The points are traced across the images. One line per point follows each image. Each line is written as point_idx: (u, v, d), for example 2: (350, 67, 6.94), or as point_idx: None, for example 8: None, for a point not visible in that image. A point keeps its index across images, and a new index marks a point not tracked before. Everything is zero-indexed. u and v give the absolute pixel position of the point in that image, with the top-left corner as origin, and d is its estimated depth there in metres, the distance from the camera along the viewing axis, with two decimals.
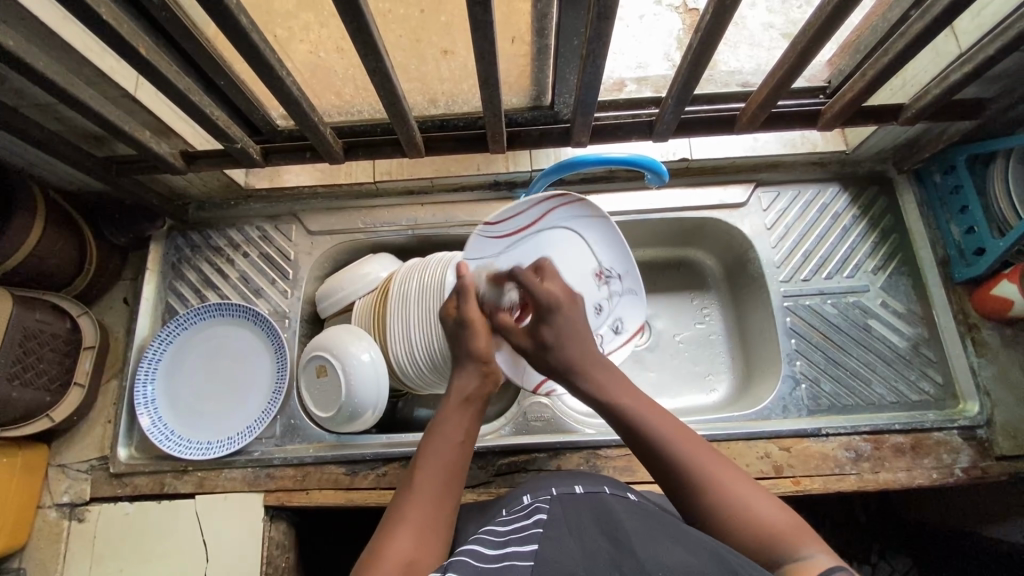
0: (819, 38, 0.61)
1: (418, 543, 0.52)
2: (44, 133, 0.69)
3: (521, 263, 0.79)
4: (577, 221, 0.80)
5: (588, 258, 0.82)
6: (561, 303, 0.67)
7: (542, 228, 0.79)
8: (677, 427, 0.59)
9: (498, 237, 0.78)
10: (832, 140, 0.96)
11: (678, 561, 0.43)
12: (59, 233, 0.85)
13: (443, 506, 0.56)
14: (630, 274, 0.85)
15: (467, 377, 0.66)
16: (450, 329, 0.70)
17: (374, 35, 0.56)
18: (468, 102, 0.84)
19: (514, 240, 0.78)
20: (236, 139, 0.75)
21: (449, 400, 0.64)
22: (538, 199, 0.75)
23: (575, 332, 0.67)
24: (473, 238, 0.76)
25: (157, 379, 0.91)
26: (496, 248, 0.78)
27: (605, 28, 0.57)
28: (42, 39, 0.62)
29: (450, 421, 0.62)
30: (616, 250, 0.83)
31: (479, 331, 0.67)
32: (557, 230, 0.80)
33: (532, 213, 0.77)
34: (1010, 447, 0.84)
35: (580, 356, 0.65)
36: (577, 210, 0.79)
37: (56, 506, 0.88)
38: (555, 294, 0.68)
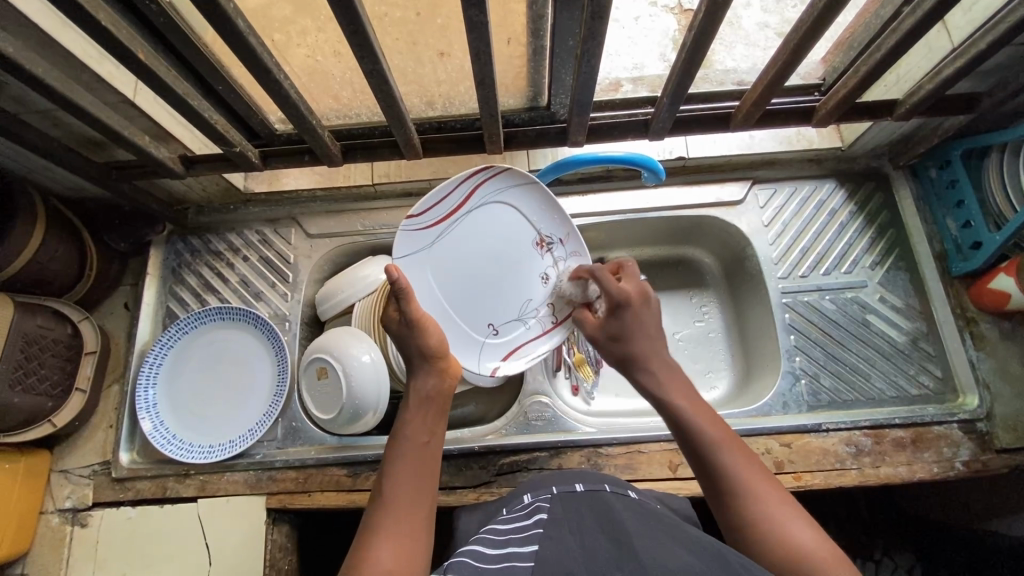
0: (810, 35, 0.62)
1: (402, 548, 0.52)
2: (44, 139, 0.69)
3: (456, 251, 0.78)
4: (510, 196, 0.80)
5: (523, 227, 0.81)
6: (630, 301, 0.70)
7: (471, 209, 0.79)
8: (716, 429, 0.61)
9: (425, 229, 0.77)
10: (827, 136, 0.97)
11: (679, 562, 0.44)
12: (59, 239, 0.86)
13: (420, 509, 0.57)
14: (572, 236, 0.82)
15: (424, 377, 0.67)
16: (395, 331, 0.68)
17: (371, 38, 0.57)
18: (465, 104, 0.85)
19: (442, 228, 0.78)
20: (235, 143, 0.76)
21: (409, 404, 0.65)
22: (458, 179, 0.76)
23: (641, 329, 0.70)
24: (400, 235, 0.76)
25: (159, 384, 0.92)
26: (427, 240, 0.77)
27: (599, 27, 0.58)
28: (42, 45, 0.62)
29: (413, 425, 0.63)
30: (551, 216, 0.81)
31: (430, 330, 0.68)
32: (488, 207, 0.79)
33: (455, 196, 0.77)
34: (1010, 439, 0.84)
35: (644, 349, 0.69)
36: (500, 182, 0.79)
37: (58, 511, 0.88)
38: (629, 292, 0.70)
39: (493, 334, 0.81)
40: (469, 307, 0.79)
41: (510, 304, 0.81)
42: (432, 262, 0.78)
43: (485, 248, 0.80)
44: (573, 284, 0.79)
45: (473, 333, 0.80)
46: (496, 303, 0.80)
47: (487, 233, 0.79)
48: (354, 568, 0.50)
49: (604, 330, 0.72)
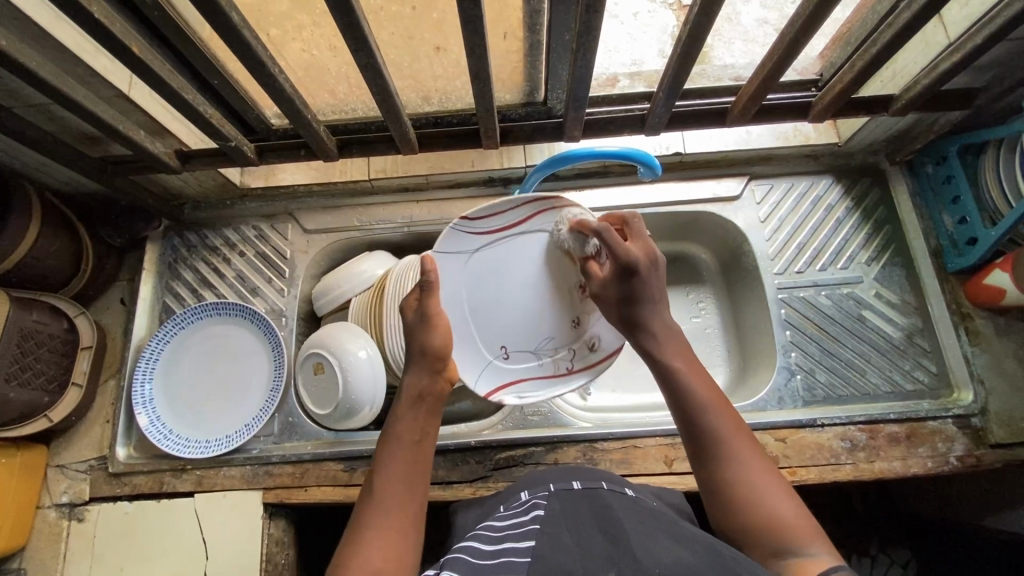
0: (806, 30, 0.62)
1: (389, 550, 0.52)
2: (38, 133, 0.69)
3: (496, 266, 0.77)
4: (563, 232, 0.77)
5: (569, 269, 0.78)
6: (638, 267, 0.65)
7: (528, 233, 0.77)
8: (712, 392, 0.60)
9: (475, 235, 0.76)
10: (824, 132, 0.97)
11: (675, 559, 0.44)
12: (56, 233, 0.86)
13: (408, 509, 0.57)
14: None
15: (418, 373, 0.66)
16: (409, 322, 0.68)
17: (366, 31, 0.56)
18: (462, 99, 0.85)
19: (493, 238, 0.76)
20: (230, 137, 0.75)
21: (402, 400, 0.64)
22: (523, 199, 0.75)
23: (649, 289, 0.66)
24: (449, 231, 0.74)
25: (155, 379, 0.92)
26: (472, 245, 0.76)
27: (594, 21, 0.58)
28: (34, 38, 0.62)
29: (404, 426, 0.62)
30: None
31: (437, 328, 0.67)
32: (546, 240, 0.77)
33: (515, 214, 0.76)
34: (1004, 435, 0.85)
35: (651, 311, 0.66)
36: (562, 220, 0.76)
37: (55, 506, 0.88)
38: (637, 255, 0.65)
39: (503, 357, 0.79)
40: (489, 325, 0.77)
41: (528, 335, 0.79)
42: (469, 268, 0.76)
43: (521, 274, 0.77)
44: (572, 236, 0.74)
45: (484, 350, 0.78)
46: (514, 329, 0.78)
47: (530, 263, 0.78)
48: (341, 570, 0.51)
49: (608, 286, 0.68)
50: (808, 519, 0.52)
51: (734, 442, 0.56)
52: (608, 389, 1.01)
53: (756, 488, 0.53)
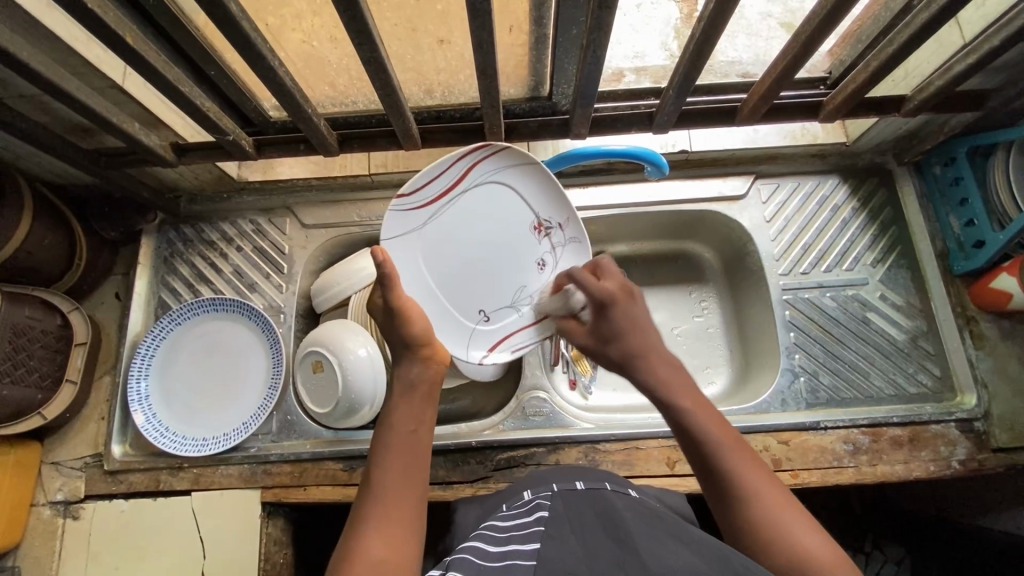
0: (822, 28, 0.60)
1: (389, 541, 0.52)
2: (29, 125, 0.67)
3: (447, 235, 0.76)
4: (519, 181, 0.77)
5: (522, 211, 0.78)
6: (613, 298, 0.69)
7: (467, 188, 0.76)
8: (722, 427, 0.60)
9: (415, 209, 0.75)
10: (832, 131, 0.95)
11: (682, 562, 0.43)
12: (48, 227, 0.84)
13: (406, 497, 0.57)
14: (571, 222, 0.79)
15: (407, 365, 0.66)
16: (382, 318, 0.67)
17: (369, 24, 0.55)
18: (464, 93, 0.83)
19: (435, 207, 0.75)
20: (228, 131, 0.73)
21: (396, 391, 0.64)
22: (452, 158, 0.73)
23: (634, 323, 0.69)
24: (389, 214, 0.73)
25: (151, 376, 0.90)
26: (417, 221, 0.75)
27: (606, 17, 0.56)
28: (24, 27, 0.60)
29: (398, 416, 0.62)
30: (549, 198, 0.78)
31: (410, 319, 0.66)
32: (489, 188, 0.77)
33: (450, 173, 0.74)
34: (1007, 439, 0.84)
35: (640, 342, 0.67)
36: (498, 162, 0.76)
37: (49, 504, 0.87)
38: (611, 288, 0.70)
39: (485, 320, 0.79)
40: (459, 292, 0.77)
41: (501, 290, 0.79)
42: (424, 242, 0.75)
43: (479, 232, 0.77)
44: (553, 298, 0.77)
45: (464, 319, 0.78)
46: (488, 290, 0.78)
47: (481, 219, 0.77)
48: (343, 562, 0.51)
49: (593, 335, 0.71)
50: (833, 548, 0.51)
51: (749, 476, 0.56)
52: (609, 387, 1.01)
53: (777, 519, 0.53)
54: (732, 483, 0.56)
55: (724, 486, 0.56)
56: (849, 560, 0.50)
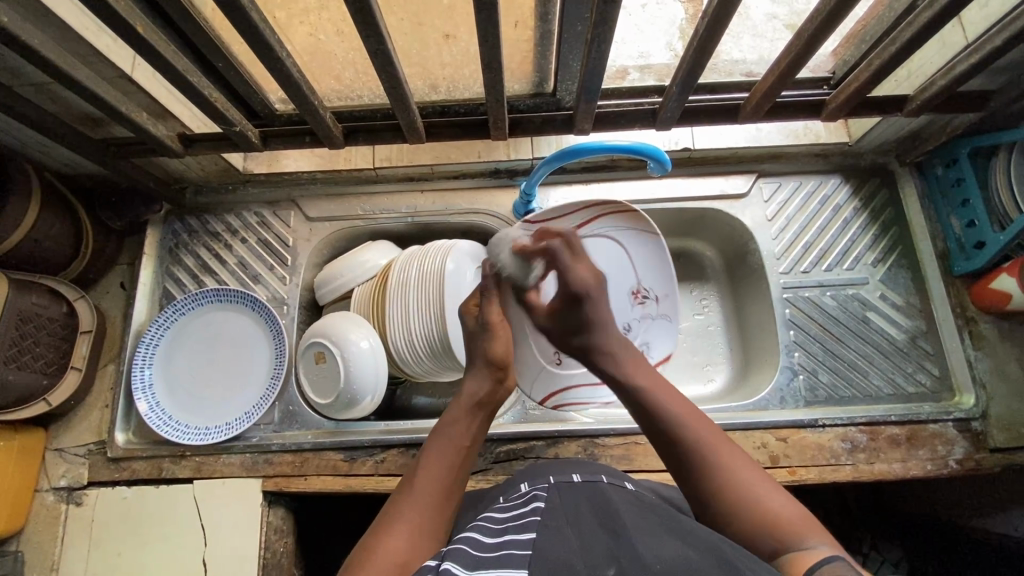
0: (825, 26, 0.61)
1: (413, 542, 0.53)
2: (39, 113, 0.68)
3: (553, 270, 0.79)
4: (629, 241, 0.82)
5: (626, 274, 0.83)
6: (589, 292, 0.63)
7: (586, 235, 0.80)
8: (694, 417, 0.58)
9: None
10: (835, 131, 0.96)
11: (676, 554, 0.43)
12: (55, 215, 0.85)
13: (442, 508, 0.58)
14: (668, 297, 0.83)
15: (479, 380, 0.67)
16: (470, 327, 0.70)
17: (376, 17, 0.55)
18: (469, 88, 0.82)
19: None
20: (234, 122, 0.74)
21: (460, 402, 0.65)
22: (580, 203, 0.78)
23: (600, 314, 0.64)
24: (512, 235, 0.78)
25: (155, 365, 0.91)
26: None
27: (611, 13, 0.57)
28: (35, 16, 0.61)
29: (455, 427, 0.63)
30: (654, 270, 0.83)
31: (498, 337, 0.68)
32: (601, 241, 0.81)
33: (575, 217, 0.79)
34: (1004, 439, 0.85)
35: (609, 340, 0.64)
36: (616, 220, 0.81)
37: (54, 490, 0.88)
38: (587, 280, 0.63)
39: (557, 363, 0.83)
40: (548, 330, 0.81)
41: None
42: None
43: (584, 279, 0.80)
44: (515, 260, 0.67)
45: (539, 356, 0.83)
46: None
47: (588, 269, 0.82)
48: (365, 555, 0.51)
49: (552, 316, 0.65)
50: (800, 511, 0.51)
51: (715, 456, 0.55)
52: None
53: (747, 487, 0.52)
54: (699, 459, 0.55)
55: (688, 472, 0.55)
56: (819, 524, 0.50)
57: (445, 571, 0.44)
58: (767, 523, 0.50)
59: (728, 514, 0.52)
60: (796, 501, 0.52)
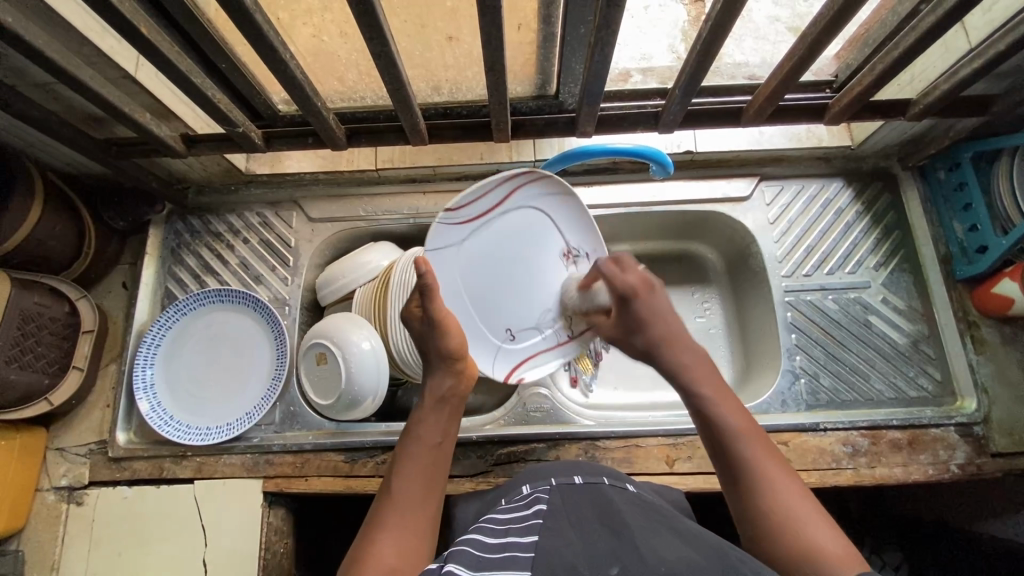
0: (829, 30, 0.61)
1: (403, 547, 0.53)
2: (42, 113, 0.68)
3: (485, 252, 0.74)
4: (552, 202, 0.78)
5: (552, 236, 0.79)
6: (635, 293, 0.66)
7: (506, 209, 0.75)
8: (755, 440, 0.57)
9: (459, 224, 0.72)
10: (837, 135, 0.96)
11: (678, 555, 0.43)
12: (57, 215, 0.85)
13: (426, 509, 0.58)
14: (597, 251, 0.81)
15: (440, 378, 0.67)
16: (418, 329, 0.67)
17: (380, 19, 0.55)
18: (472, 90, 0.84)
19: (476, 225, 0.73)
20: (238, 123, 0.74)
21: (426, 402, 0.66)
22: (500, 178, 0.71)
23: (658, 316, 0.66)
24: (435, 227, 0.69)
25: (156, 365, 0.91)
26: (459, 236, 0.72)
27: (615, 16, 0.57)
28: (41, 16, 0.61)
29: (424, 425, 0.64)
30: (580, 227, 0.80)
31: (450, 330, 0.66)
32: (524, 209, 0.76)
33: (495, 194, 0.72)
34: (1006, 444, 0.85)
35: (666, 333, 0.66)
36: (539, 187, 0.76)
37: (54, 489, 0.88)
38: (635, 282, 0.67)
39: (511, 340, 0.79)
40: (490, 313, 0.76)
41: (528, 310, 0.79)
42: (467, 255, 0.73)
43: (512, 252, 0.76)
44: (580, 295, 0.76)
45: (490, 335, 0.78)
46: (515, 310, 0.78)
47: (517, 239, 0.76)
48: (356, 566, 0.51)
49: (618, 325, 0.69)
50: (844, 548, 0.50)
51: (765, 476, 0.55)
52: (610, 386, 1.01)
53: (792, 514, 0.52)
54: (747, 475, 0.55)
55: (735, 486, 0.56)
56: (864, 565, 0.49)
57: (450, 573, 0.44)
58: (810, 556, 0.49)
59: (769, 534, 0.52)
60: (842, 534, 0.51)
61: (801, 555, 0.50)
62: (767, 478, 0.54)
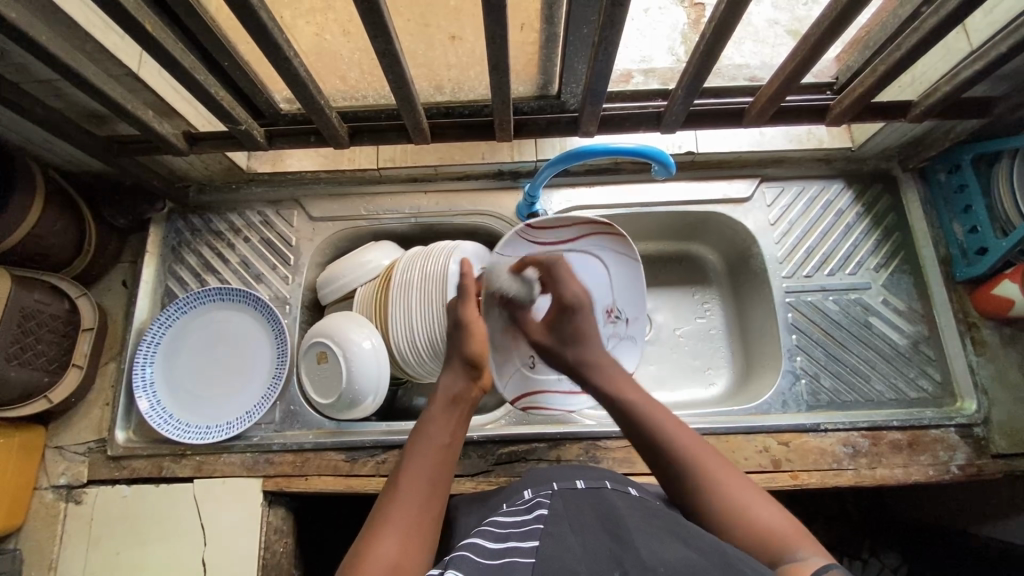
0: (831, 32, 0.61)
1: (403, 546, 0.53)
2: (44, 110, 0.68)
3: None
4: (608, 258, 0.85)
5: (602, 292, 0.86)
6: (579, 301, 0.76)
7: (569, 251, 0.84)
8: (685, 432, 0.62)
9: (531, 243, 0.83)
10: (838, 136, 0.96)
11: (679, 556, 0.43)
12: (58, 213, 0.85)
13: (429, 509, 0.57)
14: (638, 321, 0.87)
15: (453, 377, 0.69)
16: (447, 329, 0.74)
17: (385, 17, 0.55)
18: (474, 90, 0.84)
19: (542, 252, 0.84)
20: (240, 121, 0.74)
21: (437, 401, 0.67)
22: (574, 221, 0.82)
23: (591, 329, 0.76)
24: (508, 235, 0.80)
25: (156, 363, 0.91)
26: (528, 250, 0.83)
27: (619, 15, 0.57)
28: (44, 12, 0.61)
29: (432, 426, 0.64)
30: (631, 296, 0.86)
31: (474, 334, 0.71)
32: (585, 259, 0.85)
33: (565, 232, 0.83)
34: (1006, 445, 0.85)
35: (591, 331, 0.75)
36: (598, 242, 0.84)
37: (52, 488, 0.88)
38: (580, 294, 0.76)
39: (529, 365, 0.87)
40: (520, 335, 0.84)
41: None
42: None
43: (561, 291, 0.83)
44: (512, 280, 0.80)
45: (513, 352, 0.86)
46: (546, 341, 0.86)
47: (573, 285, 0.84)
48: (357, 559, 0.51)
49: (550, 333, 0.77)
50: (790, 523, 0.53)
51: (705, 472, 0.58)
52: None
53: (741, 503, 0.55)
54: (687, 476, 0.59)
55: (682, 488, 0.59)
56: (807, 532, 0.53)
57: None
58: (759, 536, 0.52)
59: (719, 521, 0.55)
60: (784, 510, 0.55)
61: (754, 538, 0.52)
62: (708, 478, 0.57)
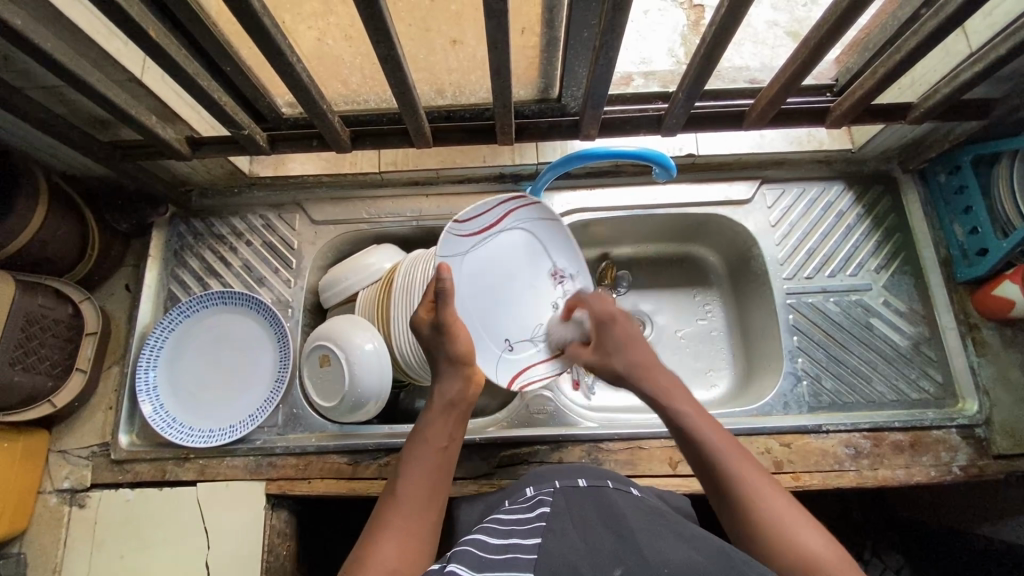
0: (831, 35, 0.62)
1: (403, 548, 0.53)
2: (49, 116, 0.68)
3: (486, 264, 0.79)
4: (537, 228, 0.83)
5: (541, 258, 0.84)
6: (612, 317, 0.75)
7: (502, 230, 0.80)
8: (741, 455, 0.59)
9: (464, 236, 0.75)
10: (838, 138, 0.96)
11: (681, 557, 0.43)
12: (62, 217, 0.85)
13: (431, 511, 0.58)
14: (582, 272, 0.86)
15: (449, 382, 0.67)
16: (426, 334, 0.69)
17: (387, 23, 0.56)
18: (475, 93, 0.84)
19: (477, 241, 0.77)
20: (243, 126, 0.75)
21: (434, 406, 0.66)
22: (499, 200, 0.76)
23: (635, 338, 0.73)
24: (444, 238, 0.73)
25: (159, 367, 0.91)
26: (465, 246, 0.76)
27: (619, 19, 0.57)
28: (49, 20, 0.61)
29: (430, 429, 0.64)
30: (568, 253, 0.85)
31: (459, 336, 0.68)
32: (516, 231, 0.81)
33: (495, 213, 0.77)
34: (1008, 446, 0.85)
35: (643, 357, 0.71)
36: (529, 212, 0.81)
37: (56, 492, 0.88)
38: (609, 309, 0.76)
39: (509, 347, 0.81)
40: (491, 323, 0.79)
41: (521, 323, 0.82)
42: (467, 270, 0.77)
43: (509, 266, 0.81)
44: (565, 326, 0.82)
45: (491, 344, 0.79)
46: (512, 317, 0.81)
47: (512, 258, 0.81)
48: (357, 562, 0.52)
49: (596, 351, 0.75)
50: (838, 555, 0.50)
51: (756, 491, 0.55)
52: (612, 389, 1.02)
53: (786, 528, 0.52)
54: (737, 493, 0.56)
55: (734, 509, 0.55)
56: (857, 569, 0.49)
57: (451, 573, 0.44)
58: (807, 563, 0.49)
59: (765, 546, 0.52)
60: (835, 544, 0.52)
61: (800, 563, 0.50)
62: (760, 501, 0.54)
